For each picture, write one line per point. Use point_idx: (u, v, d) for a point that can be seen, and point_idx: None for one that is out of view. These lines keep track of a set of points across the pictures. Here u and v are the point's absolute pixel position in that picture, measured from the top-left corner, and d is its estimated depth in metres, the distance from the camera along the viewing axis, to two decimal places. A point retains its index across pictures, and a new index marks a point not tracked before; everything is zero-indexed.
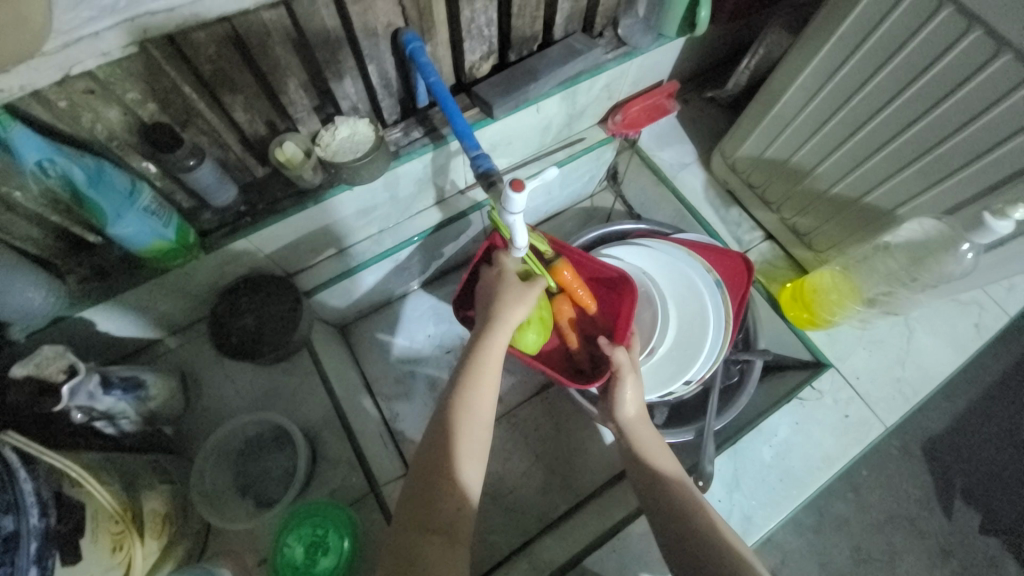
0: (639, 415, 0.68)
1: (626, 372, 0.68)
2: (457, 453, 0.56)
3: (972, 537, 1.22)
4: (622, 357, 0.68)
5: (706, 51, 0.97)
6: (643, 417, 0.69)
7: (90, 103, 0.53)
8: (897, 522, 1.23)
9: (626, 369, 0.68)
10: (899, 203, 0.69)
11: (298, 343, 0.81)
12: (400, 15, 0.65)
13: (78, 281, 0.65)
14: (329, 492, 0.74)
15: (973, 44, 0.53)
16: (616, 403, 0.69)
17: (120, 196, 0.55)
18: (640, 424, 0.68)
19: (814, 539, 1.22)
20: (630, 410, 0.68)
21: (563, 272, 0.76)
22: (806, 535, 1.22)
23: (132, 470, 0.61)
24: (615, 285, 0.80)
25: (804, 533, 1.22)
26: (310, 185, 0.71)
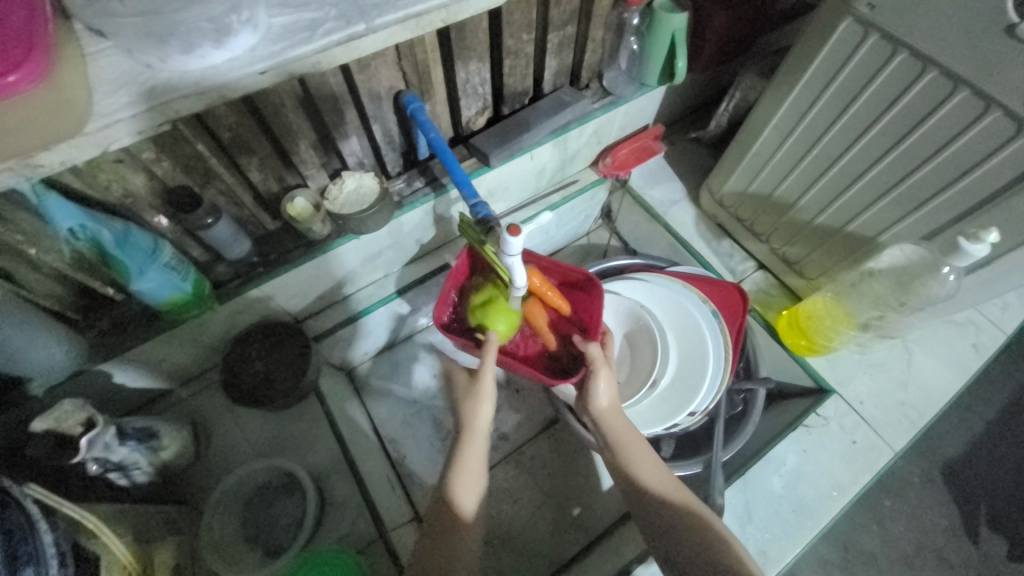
0: (611, 405, 0.68)
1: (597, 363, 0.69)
2: (456, 484, 0.62)
3: (1005, 567, 1.17)
4: (592, 349, 0.69)
5: (687, 96, 1.04)
6: (618, 407, 0.69)
7: (119, 171, 0.57)
8: (926, 554, 1.18)
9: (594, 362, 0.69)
10: (880, 231, 0.72)
11: (307, 389, 0.83)
12: (401, 80, 0.71)
13: (96, 335, 0.68)
14: (337, 539, 0.74)
15: (929, 83, 0.57)
16: (589, 396, 0.69)
17: (143, 255, 0.59)
18: (611, 413, 0.68)
19: None
20: (603, 402, 0.68)
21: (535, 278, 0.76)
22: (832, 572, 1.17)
23: (140, 522, 0.62)
24: (583, 287, 0.81)
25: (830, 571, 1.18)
26: (319, 236, 0.76)
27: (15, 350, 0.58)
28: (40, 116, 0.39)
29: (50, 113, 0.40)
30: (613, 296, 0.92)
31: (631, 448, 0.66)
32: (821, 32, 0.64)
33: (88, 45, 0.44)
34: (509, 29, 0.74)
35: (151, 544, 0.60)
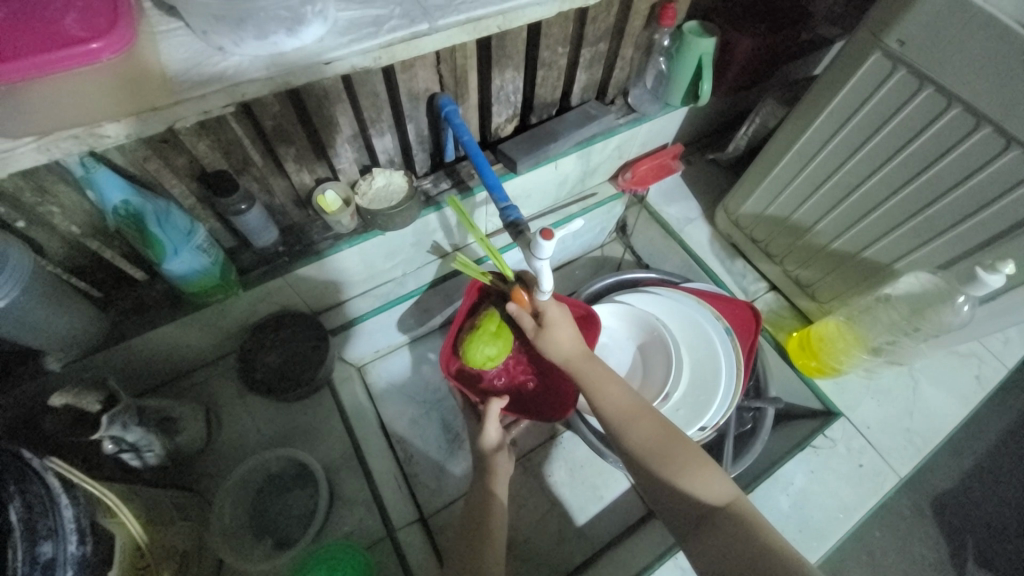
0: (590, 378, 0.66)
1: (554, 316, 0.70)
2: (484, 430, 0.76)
3: None
4: (527, 317, 0.71)
5: (706, 118, 1.07)
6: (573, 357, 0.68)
7: (162, 151, 0.58)
8: None
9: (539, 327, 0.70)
10: (896, 258, 0.74)
11: (320, 382, 0.83)
12: (438, 82, 0.73)
13: (118, 313, 0.68)
14: (344, 534, 0.74)
15: (953, 119, 0.60)
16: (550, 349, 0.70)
17: (180, 235, 0.60)
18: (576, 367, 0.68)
19: None
20: (563, 356, 0.69)
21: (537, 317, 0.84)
22: None
23: (152, 502, 0.61)
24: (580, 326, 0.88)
25: None
26: (345, 229, 0.76)
27: (44, 321, 0.58)
28: (111, 88, 0.41)
29: (123, 83, 0.42)
30: (627, 308, 0.93)
31: (597, 385, 0.66)
32: (850, 64, 0.66)
33: (157, 24, 0.45)
34: (546, 41, 0.76)
35: (162, 526, 0.59)
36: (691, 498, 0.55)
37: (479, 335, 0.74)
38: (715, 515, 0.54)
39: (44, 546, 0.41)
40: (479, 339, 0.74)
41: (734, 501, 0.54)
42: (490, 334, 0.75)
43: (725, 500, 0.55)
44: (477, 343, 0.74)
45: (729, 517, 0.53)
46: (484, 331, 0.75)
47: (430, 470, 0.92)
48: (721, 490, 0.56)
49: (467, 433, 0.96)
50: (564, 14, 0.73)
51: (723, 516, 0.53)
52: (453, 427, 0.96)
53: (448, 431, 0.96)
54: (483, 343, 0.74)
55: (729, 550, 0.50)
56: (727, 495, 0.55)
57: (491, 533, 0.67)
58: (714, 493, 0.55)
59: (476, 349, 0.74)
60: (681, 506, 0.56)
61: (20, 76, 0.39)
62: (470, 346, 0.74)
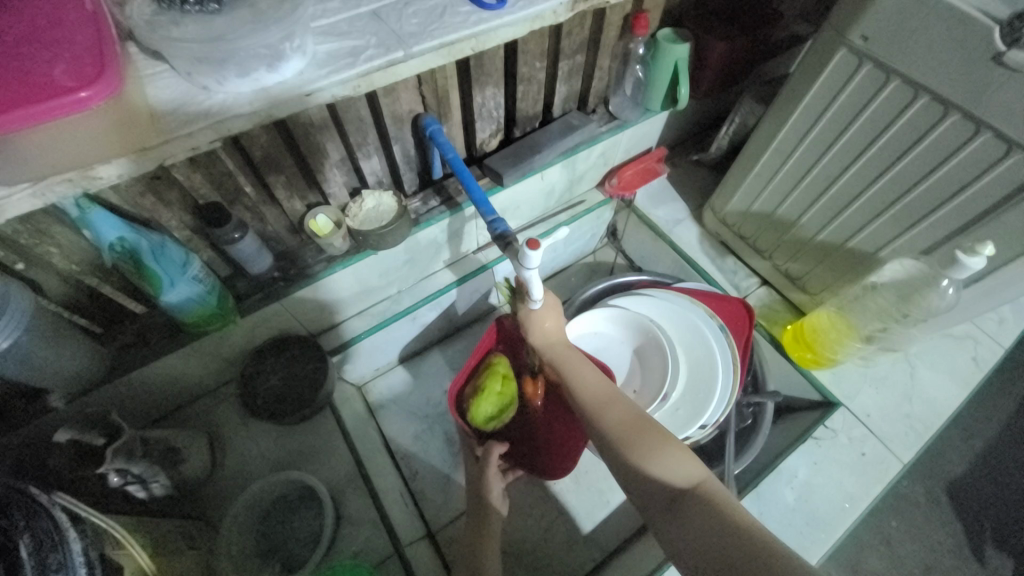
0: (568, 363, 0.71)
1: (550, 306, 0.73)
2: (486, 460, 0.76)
3: None
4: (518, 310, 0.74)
5: (688, 121, 1.09)
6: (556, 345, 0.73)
7: (155, 187, 0.60)
8: None
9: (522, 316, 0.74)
10: (880, 246, 0.75)
11: (322, 403, 0.84)
12: (421, 103, 0.75)
13: (118, 347, 0.69)
14: (352, 554, 0.74)
15: (922, 108, 0.61)
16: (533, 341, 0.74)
17: (175, 267, 0.61)
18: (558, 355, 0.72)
19: None
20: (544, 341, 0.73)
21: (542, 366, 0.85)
22: None
23: (160, 533, 0.61)
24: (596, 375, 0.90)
25: None
26: (338, 251, 0.78)
27: (46, 361, 0.59)
28: (106, 133, 0.43)
29: (115, 129, 0.43)
30: (621, 312, 0.94)
31: (575, 370, 0.69)
32: (818, 62, 0.69)
33: (145, 68, 0.47)
34: (524, 57, 0.78)
35: (170, 557, 0.60)
36: (660, 479, 0.54)
37: (485, 397, 0.76)
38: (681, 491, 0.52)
39: None
40: (484, 401, 0.76)
41: (702, 481, 0.52)
42: (495, 395, 0.77)
43: (694, 481, 0.53)
44: (482, 404, 0.76)
45: (695, 495, 0.51)
46: (488, 393, 0.77)
47: (436, 485, 0.92)
48: (691, 470, 0.54)
49: None
50: (539, 31, 0.75)
51: (690, 495, 0.52)
52: (456, 441, 0.97)
53: (452, 444, 0.96)
54: (486, 406, 0.76)
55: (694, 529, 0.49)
56: (695, 476, 0.53)
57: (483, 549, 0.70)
58: (682, 474, 0.54)
59: (481, 412, 0.76)
60: (649, 489, 0.54)
61: (16, 127, 0.40)
62: (475, 409, 0.77)
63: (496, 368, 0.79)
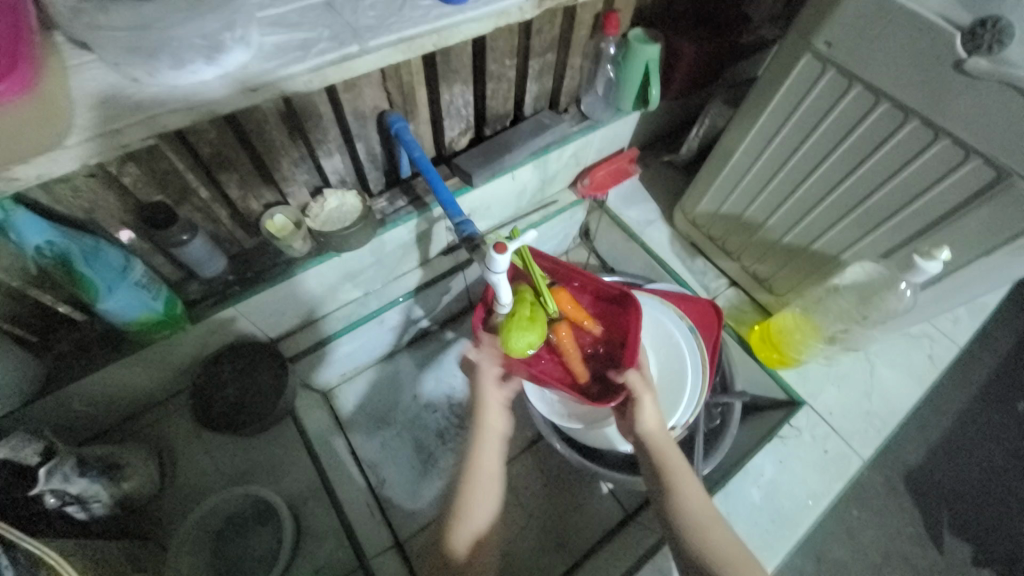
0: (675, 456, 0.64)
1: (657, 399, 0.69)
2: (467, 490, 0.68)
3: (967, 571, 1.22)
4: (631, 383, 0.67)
5: (659, 122, 1.09)
6: (666, 434, 0.66)
7: (90, 186, 0.55)
8: (894, 562, 1.23)
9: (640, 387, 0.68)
10: (842, 249, 0.77)
11: (283, 412, 0.80)
12: (385, 100, 0.72)
13: (56, 359, 0.64)
14: (315, 570, 0.71)
15: (883, 114, 0.62)
16: (636, 419, 0.67)
17: (114, 272, 0.57)
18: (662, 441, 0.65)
19: None
20: (653, 428, 0.66)
21: (562, 294, 0.79)
22: None
23: (102, 556, 0.57)
24: (618, 302, 0.79)
25: None
26: (298, 253, 0.74)
27: None
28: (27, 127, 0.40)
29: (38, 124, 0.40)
30: None
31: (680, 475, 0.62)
32: (784, 67, 0.69)
33: (70, 58, 0.43)
34: (492, 54, 0.76)
35: None
36: None
37: (515, 323, 0.69)
38: None
39: None
40: (514, 328, 0.69)
41: None
42: (526, 323, 0.70)
43: None
44: (514, 333, 0.69)
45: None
46: (517, 319, 0.70)
47: (405, 492, 0.90)
48: None
49: (441, 451, 0.94)
50: (508, 27, 0.73)
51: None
52: (426, 447, 0.95)
53: (422, 450, 0.94)
54: (518, 332, 0.69)
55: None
56: None
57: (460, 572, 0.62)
58: None
59: (514, 339, 0.69)
60: None
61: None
62: (507, 337, 0.69)
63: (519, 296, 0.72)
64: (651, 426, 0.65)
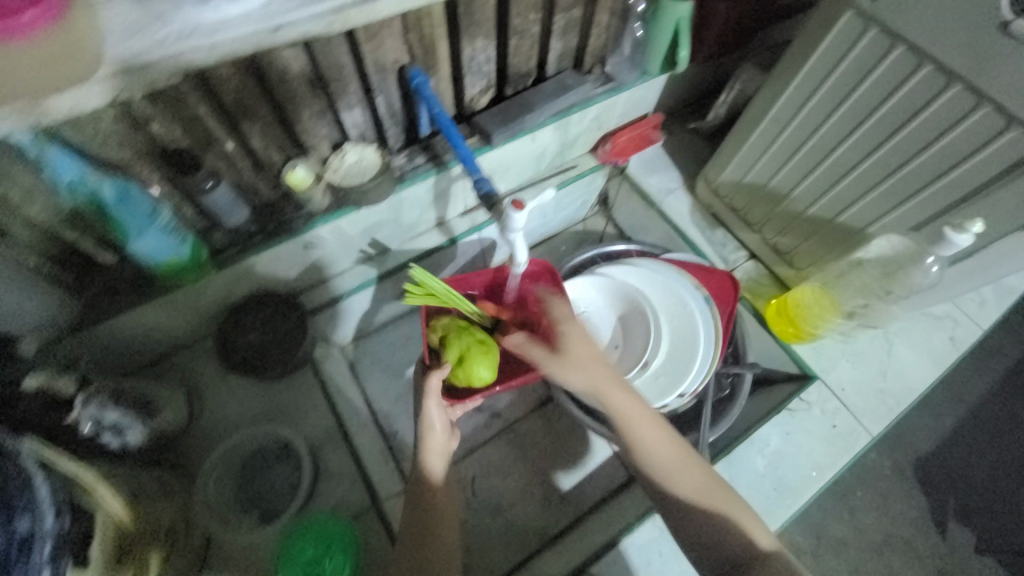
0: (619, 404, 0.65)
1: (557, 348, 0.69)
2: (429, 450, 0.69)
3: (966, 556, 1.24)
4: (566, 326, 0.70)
5: (686, 87, 1.05)
6: (605, 380, 0.66)
7: (119, 129, 0.56)
8: (894, 543, 1.24)
9: (552, 359, 0.67)
10: (869, 221, 0.74)
11: (303, 360, 0.83)
12: (406, 53, 0.71)
13: (90, 298, 0.68)
14: (330, 508, 0.75)
15: (924, 78, 0.59)
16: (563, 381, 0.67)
17: (143, 215, 0.59)
18: (606, 388, 0.66)
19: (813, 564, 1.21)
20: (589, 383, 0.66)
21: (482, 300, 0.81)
22: (805, 561, 1.22)
23: (136, 481, 0.62)
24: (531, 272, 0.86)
25: (802, 559, 1.22)
26: (319, 207, 0.76)
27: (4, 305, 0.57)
28: (55, 62, 0.40)
29: (67, 59, 0.41)
30: (608, 280, 0.94)
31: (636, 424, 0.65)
32: (823, 26, 0.66)
33: None
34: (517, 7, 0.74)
35: (145, 505, 0.60)
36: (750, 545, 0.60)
37: (475, 356, 0.71)
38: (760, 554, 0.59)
39: (17, 522, 0.42)
40: (477, 361, 0.71)
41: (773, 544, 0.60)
42: (479, 346, 0.73)
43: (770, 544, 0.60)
44: (479, 364, 0.71)
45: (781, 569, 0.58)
46: (474, 352, 0.72)
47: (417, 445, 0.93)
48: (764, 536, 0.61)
49: None
50: None
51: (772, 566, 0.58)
52: None
53: None
54: (483, 363, 0.72)
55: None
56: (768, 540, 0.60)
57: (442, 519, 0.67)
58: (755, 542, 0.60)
59: (486, 370, 0.72)
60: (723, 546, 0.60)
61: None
62: (478, 373, 0.72)
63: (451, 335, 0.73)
64: (585, 383, 0.66)
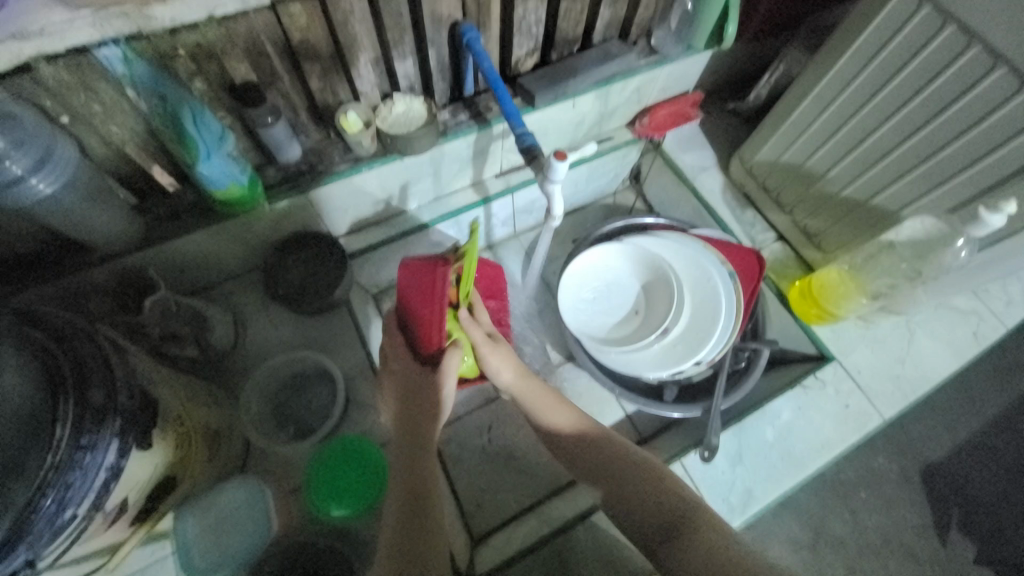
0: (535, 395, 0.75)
1: (490, 347, 0.75)
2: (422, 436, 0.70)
3: (965, 565, 1.24)
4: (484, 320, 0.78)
5: (729, 66, 1.05)
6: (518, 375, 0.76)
7: (195, 57, 0.60)
8: (893, 546, 1.25)
9: (488, 345, 0.74)
10: (903, 205, 0.75)
11: (340, 298, 0.88)
12: (461, 7, 0.73)
13: (154, 219, 0.73)
14: (366, 428, 0.81)
15: (971, 60, 0.59)
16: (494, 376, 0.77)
17: (213, 139, 0.64)
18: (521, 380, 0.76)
19: (809, 556, 1.23)
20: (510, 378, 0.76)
21: None
22: (801, 552, 1.24)
23: (189, 385, 0.67)
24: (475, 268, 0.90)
25: (798, 550, 1.24)
26: (366, 152, 0.79)
27: (87, 216, 0.63)
28: None
29: None
30: (634, 249, 0.96)
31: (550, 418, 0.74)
32: (875, 4, 0.66)
33: None
34: None
35: (198, 407, 0.66)
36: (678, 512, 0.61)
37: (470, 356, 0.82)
38: (685, 518, 0.60)
39: (95, 395, 0.48)
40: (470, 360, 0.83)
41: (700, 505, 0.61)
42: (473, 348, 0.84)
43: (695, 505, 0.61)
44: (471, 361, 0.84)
45: (696, 530, 0.58)
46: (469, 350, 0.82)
47: None
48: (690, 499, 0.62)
49: None
50: None
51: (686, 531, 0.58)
52: None
53: None
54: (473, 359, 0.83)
55: (693, 561, 0.55)
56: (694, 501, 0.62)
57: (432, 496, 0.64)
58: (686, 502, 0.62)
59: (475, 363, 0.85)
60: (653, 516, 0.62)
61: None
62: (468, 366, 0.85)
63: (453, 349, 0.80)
64: (507, 374, 0.76)
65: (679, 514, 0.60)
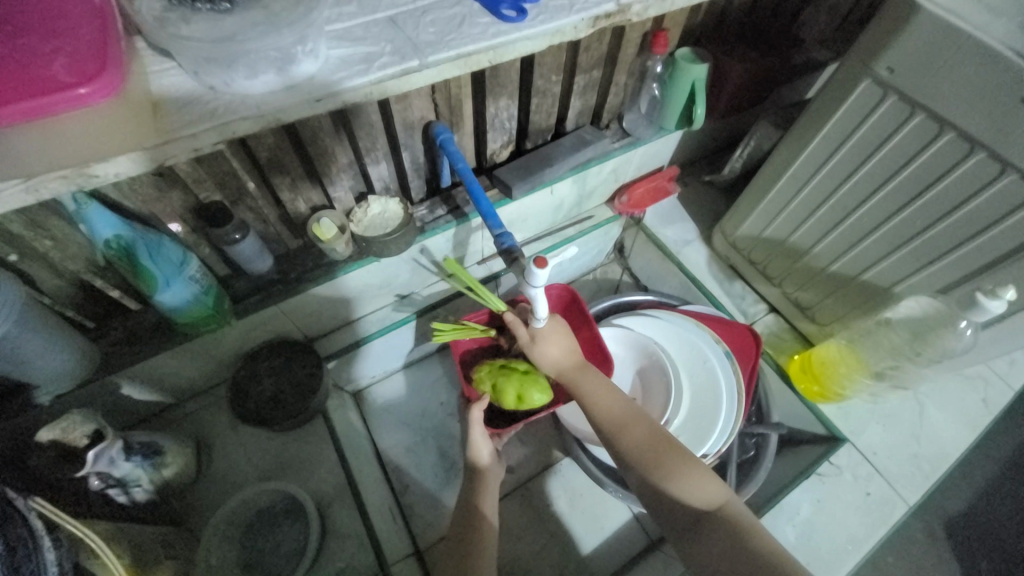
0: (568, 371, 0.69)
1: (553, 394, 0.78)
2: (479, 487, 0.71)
3: None
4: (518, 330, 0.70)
5: (701, 141, 1.07)
6: (558, 361, 0.69)
7: (157, 184, 0.58)
8: None
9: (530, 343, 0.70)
10: (894, 281, 0.73)
11: (315, 410, 0.82)
12: (432, 111, 0.73)
13: (109, 344, 0.67)
14: (337, 571, 0.73)
15: (945, 145, 0.60)
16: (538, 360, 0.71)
17: (172, 267, 0.60)
18: (567, 364, 0.69)
19: None
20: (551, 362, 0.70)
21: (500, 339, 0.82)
22: None
23: (138, 540, 0.60)
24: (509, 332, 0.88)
25: None
26: (340, 257, 0.76)
27: (36, 359, 0.57)
28: (117, 129, 0.42)
29: (127, 124, 0.43)
30: (626, 332, 0.92)
31: (590, 392, 0.66)
32: (839, 93, 0.67)
33: (150, 64, 0.47)
34: (540, 70, 0.77)
35: (151, 569, 0.58)
36: (691, 506, 0.56)
37: (535, 381, 0.74)
38: (703, 515, 0.55)
39: None
40: (535, 385, 0.73)
41: (723, 505, 0.55)
42: (529, 376, 0.75)
43: (716, 503, 0.56)
44: (533, 388, 0.73)
45: (725, 522, 0.54)
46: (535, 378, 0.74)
47: (427, 501, 0.89)
48: (711, 494, 0.56)
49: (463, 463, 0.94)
50: (556, 44, 0.74)
51: (715, 519, 0.54)
52: (450, 456, 0.94)
53: (445, 459, 0.94)
54: (537, 388, 0.73)
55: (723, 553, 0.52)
56: (716, 499, 0.56)
57: (481, 552, 0.64)
58: (705, 499, 0.56)
59: (536, 393, 0.73)
60: (672, 512, 0.57)
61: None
62: (534, 393, 0.73)
63: (501, 380, 0.74)
64: (547, 358, 0.70)
65: (697, 513, 0.55)
